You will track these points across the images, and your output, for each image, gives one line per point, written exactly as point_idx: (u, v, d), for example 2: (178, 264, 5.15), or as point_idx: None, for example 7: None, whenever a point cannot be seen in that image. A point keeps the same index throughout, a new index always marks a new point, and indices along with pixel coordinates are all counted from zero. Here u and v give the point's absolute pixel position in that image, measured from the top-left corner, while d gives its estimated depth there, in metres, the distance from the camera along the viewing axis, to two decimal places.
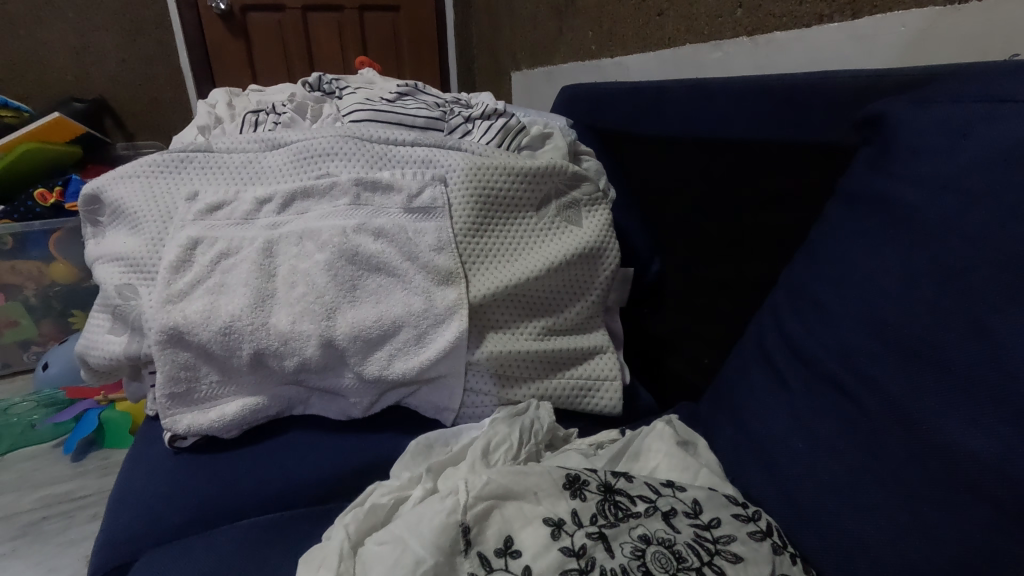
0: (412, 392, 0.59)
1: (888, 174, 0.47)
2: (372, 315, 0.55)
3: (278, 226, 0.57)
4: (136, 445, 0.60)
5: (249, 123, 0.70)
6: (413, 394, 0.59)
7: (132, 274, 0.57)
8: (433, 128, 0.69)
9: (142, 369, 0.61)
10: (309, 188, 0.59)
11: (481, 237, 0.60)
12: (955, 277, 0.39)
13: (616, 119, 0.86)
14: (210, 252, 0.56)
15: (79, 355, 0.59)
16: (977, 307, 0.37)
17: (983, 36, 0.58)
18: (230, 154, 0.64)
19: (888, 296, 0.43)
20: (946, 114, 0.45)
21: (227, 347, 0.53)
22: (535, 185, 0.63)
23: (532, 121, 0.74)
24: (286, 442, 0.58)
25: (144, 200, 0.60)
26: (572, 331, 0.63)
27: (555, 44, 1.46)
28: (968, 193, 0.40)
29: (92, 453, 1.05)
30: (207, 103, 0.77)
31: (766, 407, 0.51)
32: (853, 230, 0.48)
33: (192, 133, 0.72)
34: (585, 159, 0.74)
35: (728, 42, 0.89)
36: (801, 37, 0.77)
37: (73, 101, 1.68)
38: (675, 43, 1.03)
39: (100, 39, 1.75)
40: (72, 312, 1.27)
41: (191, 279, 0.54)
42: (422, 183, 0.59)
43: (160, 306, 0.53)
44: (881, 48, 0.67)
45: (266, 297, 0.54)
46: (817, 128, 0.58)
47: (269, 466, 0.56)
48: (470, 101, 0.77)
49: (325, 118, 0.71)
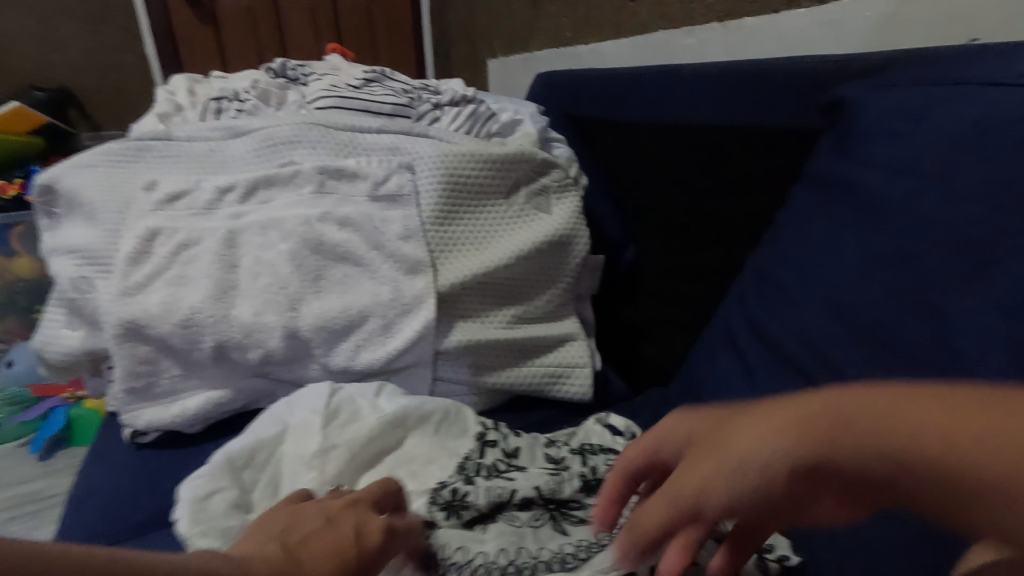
0: None
1: (850, 158, 0.47)
2: (338, 306, 0.54)
3: (241, 216, 0.56)
4: (98, 441, 0.59)
5: (212, 110, 0.68)
6: None
7: (87, 266, 0.55)
8: (401, 115, 0.67)
9: (103, 364, 0.59)
10: (272, 176, 0.57)
11: (451, 225, 0.59)
12: (909, 264, 0.39)
13: (588, 105, 0.85)
14: (169, 243, 0.54)
15: (35, 351, 0.58)
16: (932, 287, 0.38)
17: (943, 20, 0.58)
18: (191, 142, 0.62)
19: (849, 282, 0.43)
20: (905, 99, 0.45)
21: (188, 340, 0.52)
22: (505, 171, 0.62)
23: (503, 107, 0.74)
24: None
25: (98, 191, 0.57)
26: (543, 319, 0.63)
27: (530, 31, 1.45)
28: (923, 174, 0.41)
29: (61, 450, 1.02)
30: (168, 89, 0.75)
31: (731, 390, 0.52)
32: (818, 213, 0.48)
33: (152, 120, 0.70)
34: (557, 146, 0.73)
35: (700, 28, 0.88)
36: (769, 23, 0.77)
37: (35, 91, 1.64)
38: (648, 29, 1.03)
39: (64, 27, 1.70)
40: (38, 308, 1.23)
41: (150, 270, 0.53)
42: (388, 170, 0.59)
43: (117, 299, 0.51)
44: (848, 33, 0.68)
45: (228, 289, 0.53)
46: (783, 114, 0.58)
47: None
48: (441, 87, 0.76)
49: (290, 105, 0.69)
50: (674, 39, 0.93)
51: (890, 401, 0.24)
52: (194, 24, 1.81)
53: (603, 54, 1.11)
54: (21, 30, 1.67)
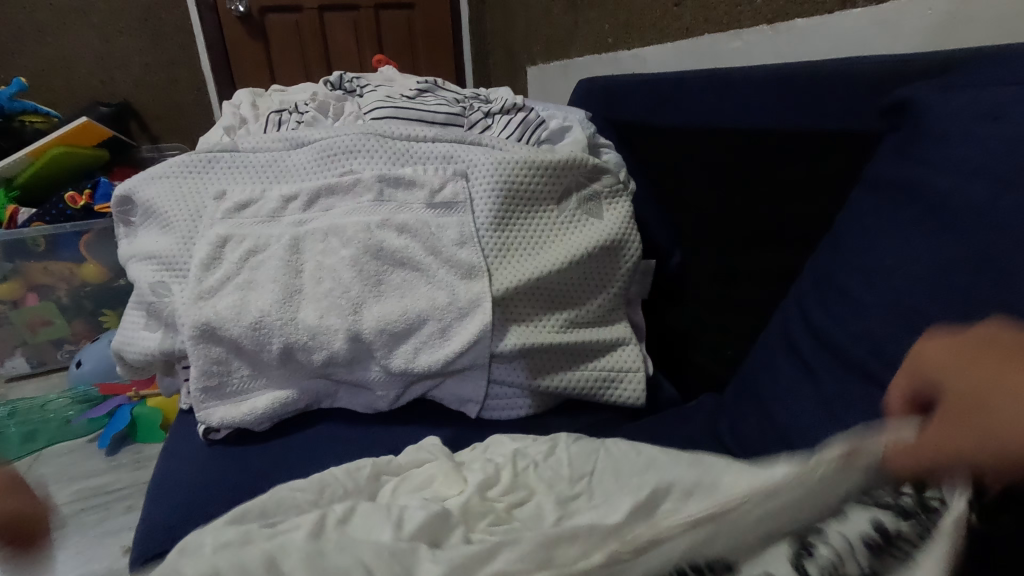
0: (437, 384, 0.60)
1: (919, 161, 0.47)
2: (398, 309, 0.56)
3: (305, 223, 0.58)
4: (173, 438, 0.62)
5: (274, 122, 0.72)
6: (439, 385, 0.60)
7: (163, 271, 0.59)
8: (453, 124, 0.70)
9: (176, 364, 0.61)
10: (333, 185, 0.60)
11: (505, 229, 0.60)
12: None
13: (634, 110, 0.86)
14: (238, 249, 0.57)
15: (116, 351, 0.61)
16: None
17: (1011, 18, 0.56)
18: (255, 153, 0.65)
19: (918, 287, 0.44)
20: (977, 99, 0.45)
21: (256, 341, 0.54)
22: (556, 177, 0.62)
23: (551, 114, 0.75)
24: (316, 432, 0.60)
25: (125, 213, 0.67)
26: (595, 325, 0.63)
27: (570, 38, 1.46)
28: (1001, 178, 0.40)
29: (126, 447, 1.07)
30: (232, 104, 0.78)
31: (794, 397, 0.52)
32: (890, 217, 0.48)
33: (217, 133, 0.73)
34: (604, 152, 0.74)
35: (747, 31, 0.87)
36: (821, 24, 0.76)
37: (100, 106, 1.74)
38: (692, 33, 1.03)
39: (126, 44, 1.79)
40: (103, 311, 1.30)
41: (220, 275, 0.56)
42: (443, 178, 0.60)
43: (193, 302, 0.55)
44: (907, 32, 0.66)
45: (293, 293, 0.55)
46: (844, 117, 0.58)
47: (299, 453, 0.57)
48: (490, 97, 0.77)
49: (347, 116, 0.71)
50: (719, 44, 0.93)
51: (965, 397, 0.26)
52: (246, 40, 1.88)
53: (646, 58, 1.11)
54: (88, 50, 1.77)
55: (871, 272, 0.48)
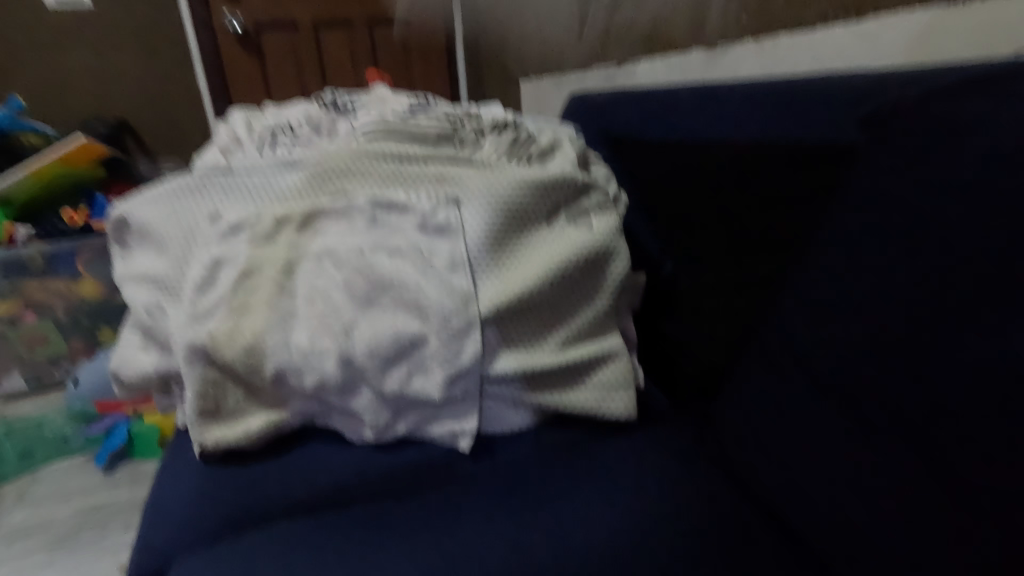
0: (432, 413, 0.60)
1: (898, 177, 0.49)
2: (390, 333, 0.57)
3: (300, 245, 0.60)
4: (168, 455, 0.64)
5: (268, 141, 0.73)
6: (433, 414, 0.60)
7: (159, 293, 0.60)
8: (444, 141, 0.71)
9: (172, 382, 0.62)
10: (328, 208, 0.61)
11: (498, 249, 0.61)
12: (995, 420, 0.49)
13: (624, 123, 0.87)
14: (233, 271, 0.58)
15: (111, 371, 0.62)
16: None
17: (984, 37, 0.58)
18: (249, 176, 0.64)
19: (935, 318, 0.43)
20: (950, 118, 0.47)
21: (251, 366, 0.56)
22: (546, 194, 0.64)
23: (541, 129, 0.77)
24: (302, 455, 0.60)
25: (120, 231, 0.65)
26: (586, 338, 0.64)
27: (560, 52, 1.49)
28: None
29: (123, 464, 1.09)
30: (225, 122, 0.79)
31: None
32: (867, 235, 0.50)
33: (213, 153, 0.75)
34: (594, 165, 0.76)
35: (733, 45, 0.89)
36: (803, 40, 0.78)
37: (96, 123, 1.75)
38: (680, 47, 1.05)
39: (121, 62, 1.80)
40: (99, 328, 1.30)
41: (215, 297, 0.57)
42: (437, 203, 0.61)
43: (189, 323, 0.56)
44: (885, 49, 0.68)
45: (285, 317, 0.58)
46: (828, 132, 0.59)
47: (282, 475, 0.57)
48: (479, 112, 0.79)
49: (340, 134, 0.73)
50: (706, 58, 0.95)
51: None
52: (242, 56, 1.90)
53: (634, 73, 1.12)
54: (86, 68, 1.78)
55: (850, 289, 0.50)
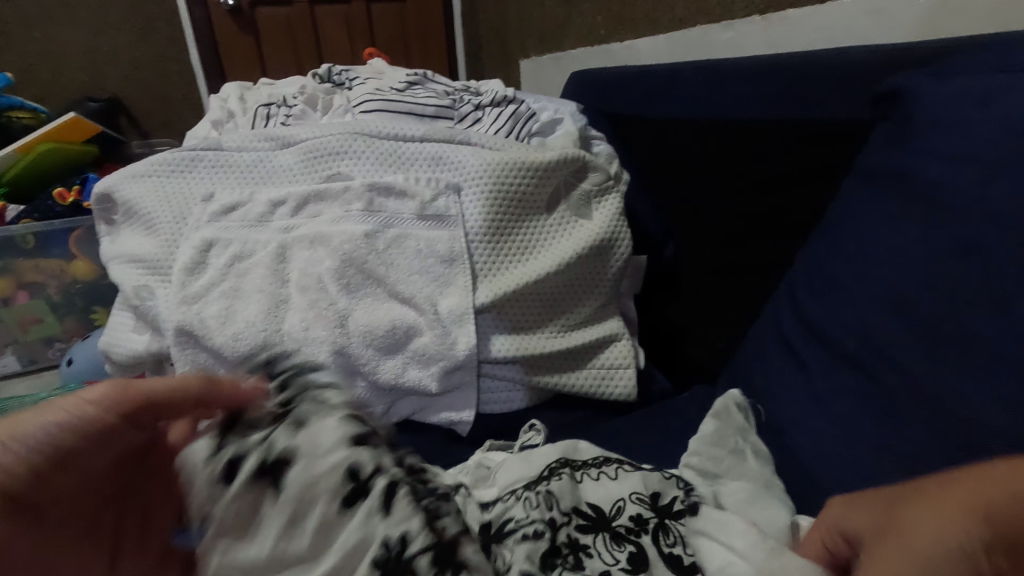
0: (427, 403, 0.58)
1: (907, 150, 0.47)
2: (384, 321, 0.54)
3: (292, 229, 0.58)
4: None
5: (262, 116, 0.71)
6: (429, 404, 0.58)
7: (149, 275, 0.59)
8: (443, 116, 0.69)
9: (166, 362, 0.61)
10: (322, 191, 0.59)
11: (499, 238, 0.59)
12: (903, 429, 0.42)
13: (628, 100, 0.85)
14: (224, 255, 0.57)
15: (103, 350, 0.61)
16: (1011, 305, 0.36)
17: (1001, 9, 0.56)
18: (242, 152, 0.64)
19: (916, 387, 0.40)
20: (966, 89, 0.45)
21: (239, 354, 0.53)
22: (548, 179, 0.62)
23: (543, 106, 0.75)
24: None
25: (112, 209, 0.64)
26: (589, 322, 0.64)
27: (563, 30, 1.45)
28: (984, 167, 0.40)
29: None
30: (219, 97, 0.77)
31: (786, 393, 0.53)
32: (878, 209, 0.48)
33: (206, 127, 0.73)
34: (596, 143, 0.74)
35: (741, 20, 0.87)
36: (813, 14, 0.75)
37: (88, 101, 1.71)
38: (686, 24, 1.03)
39: (112, 39, 1.74)
40: (95, 309, 1.29)
41: (206, 282, 0.55)
42: (436, 190, 0.59)
43: (178, 306, 0.54)
44: (899, 24, 0.66)
45: (280, 303, 0.54)
46: (840, 107, 0.57)
47: None
48: (480, 88, 0.77)
49: (336, 109, 0.71)
50: (712, 34, 0.92)
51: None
52: (236, 34, 1.86)
53: (638, 50, 1.10)
54: (78, 44, 1.72)
55: (859, 264, 0.48)
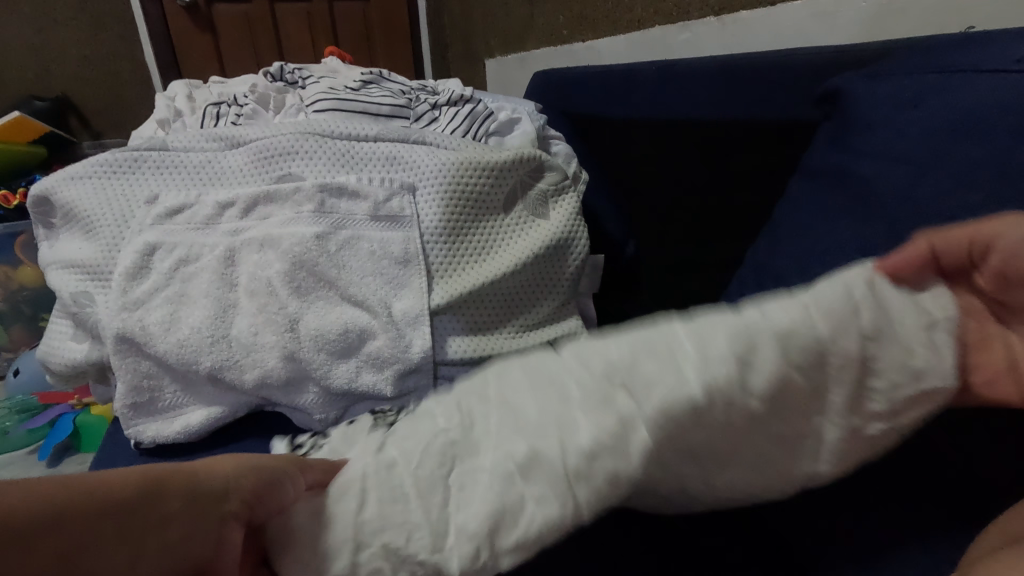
0: None
1: (846, 149, 0.48)
2: (336, 325, 0.53)
3: (240, 232, 0.56)
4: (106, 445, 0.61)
5: (211, 115, 0.69)
6: None
7: (87, 280, 0.56)
8: (398, 116, 0.68)
9: (109, 371, 0.58)
10: (271, 192, 0.57)
11: (454, 237, 0.58)
12: None
13: (587, 100, 0.86)
14: (169, 258, 0.54)
15: (41, 360, 0.58)
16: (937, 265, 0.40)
17: (938, 12, 0.58)
18: (187, 153, 0.62)
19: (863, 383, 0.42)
20: (900, 87, 0.46)
21: (184, 361, 0.52)
22: (504, 179, 0.62)
23: (501, 106, 0.74)
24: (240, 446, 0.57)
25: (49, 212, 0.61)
26: (548, 322, 0.64)
27: (527, 30, 1.45)
28: (917, 164, 0.41)
29: (69, 459, 1.03)
30: (167, 95, 0.75)
31: None
32: (821, 208, 0.49)
33: (151, 126, 0.70)
34: (554, 143, 0.74)
35: (697, 21, 0.88)
36: (765, 15, 0.77)
37: (36, 100, 1.64)
38: (645, 25, 1.03)
39: (62, 36, 1.68)
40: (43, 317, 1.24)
41: (148, 287, 0.53)
42: (390, 192, 0.58)
43: (116, 312, 0.52)
44: (844, 26, 0.67)
45: (227, 308, 0.53)
46: (788, 106, 0.58)
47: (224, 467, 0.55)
48: (437, 88, 0.76)
49: (288, 108, 0.70)
50: (670, 35, 0.93)
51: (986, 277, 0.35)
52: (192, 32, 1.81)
53: (600, 50, 1.10)
54: (24, 42, 1.66)
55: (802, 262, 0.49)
